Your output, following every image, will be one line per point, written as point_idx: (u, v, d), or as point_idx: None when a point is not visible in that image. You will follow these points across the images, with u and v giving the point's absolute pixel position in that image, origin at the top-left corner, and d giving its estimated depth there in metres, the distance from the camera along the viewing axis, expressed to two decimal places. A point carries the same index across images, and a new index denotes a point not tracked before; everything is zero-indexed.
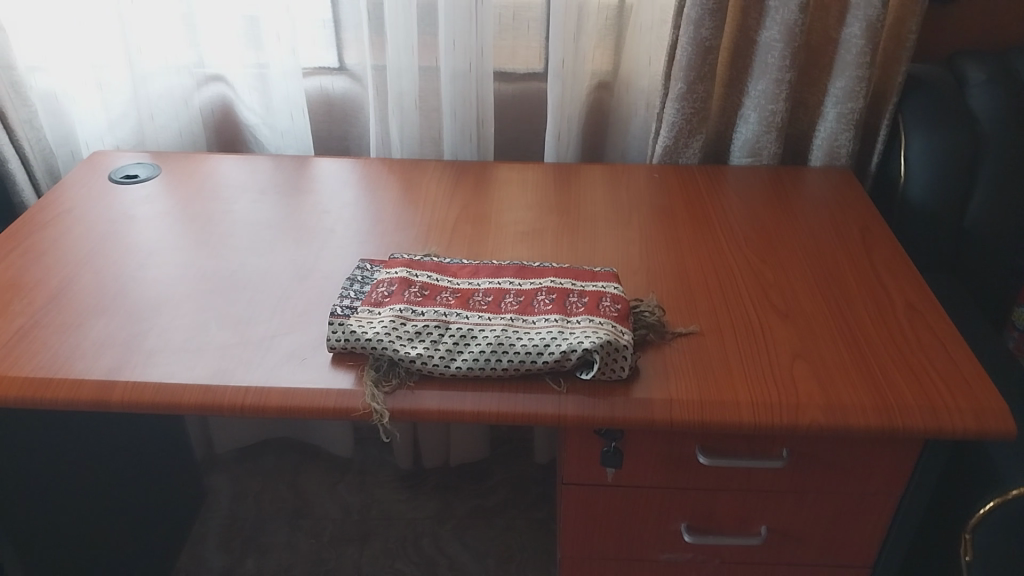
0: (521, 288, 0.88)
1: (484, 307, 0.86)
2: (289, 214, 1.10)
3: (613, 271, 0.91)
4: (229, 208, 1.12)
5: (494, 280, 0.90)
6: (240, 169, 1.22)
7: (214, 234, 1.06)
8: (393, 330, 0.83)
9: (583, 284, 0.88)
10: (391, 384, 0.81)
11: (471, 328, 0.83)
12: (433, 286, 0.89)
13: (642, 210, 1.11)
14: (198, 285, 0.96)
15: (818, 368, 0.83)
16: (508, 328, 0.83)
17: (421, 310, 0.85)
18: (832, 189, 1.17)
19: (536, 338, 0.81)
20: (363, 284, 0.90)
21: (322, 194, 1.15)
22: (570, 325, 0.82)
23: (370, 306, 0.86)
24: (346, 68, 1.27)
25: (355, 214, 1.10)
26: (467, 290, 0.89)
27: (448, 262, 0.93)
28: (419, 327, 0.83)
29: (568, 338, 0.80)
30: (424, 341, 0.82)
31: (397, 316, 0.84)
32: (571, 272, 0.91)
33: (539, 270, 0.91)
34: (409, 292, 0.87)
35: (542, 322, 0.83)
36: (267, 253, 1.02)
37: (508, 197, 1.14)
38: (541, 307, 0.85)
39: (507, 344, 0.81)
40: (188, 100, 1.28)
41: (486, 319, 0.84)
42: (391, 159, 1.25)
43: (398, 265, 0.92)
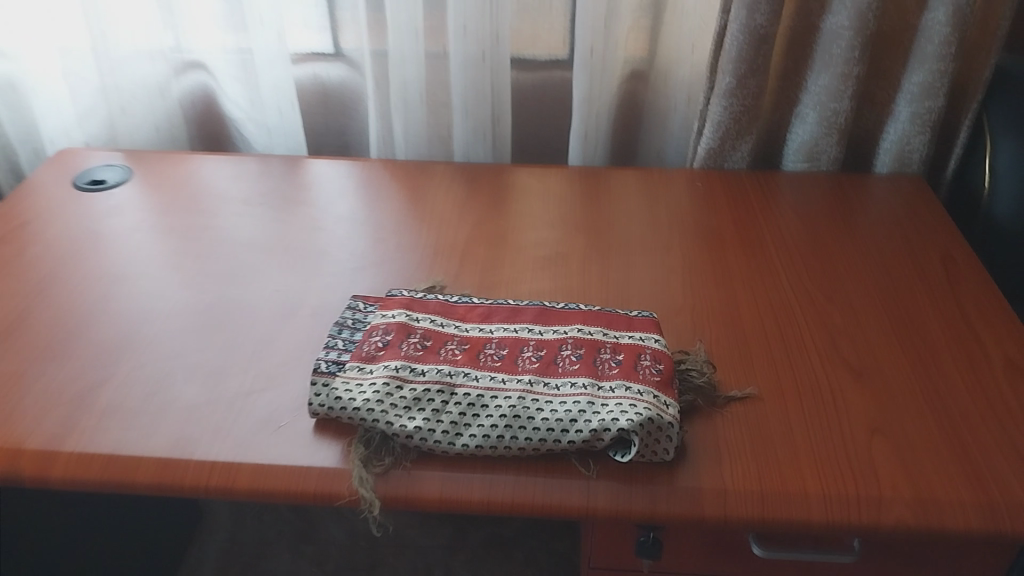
0: (542, 339, 0.74)
1: (497, 365, 0.71)
2: (274, 228, 0.96)
3: (653, 317, 0.76)
4: (207, 221, 0.97)
5: (509, 328, 0.75)
6: (223, 171, 1.07)
7: (187, 254, 0.91)
8: (386, 396, 0.68)
9: (615, 335, 0.74)
10: (384, 464, 0.67)
11: (481, 393, 0.68)
12: (437, 335, 0.74)
13: (684, 228, 0.96)
14: (163, 321, 0.81)
15: (902, 449, 0.68)
16: (525, 395, 0.68)
17: (422, 369, 0.70)
18: (899, 202, 1.01)
19: (560, 410, 0.67)
20: (354, 332, 0.76)
21: (314, 205, 1.00)
22: (600, 394, 0.68)
23: (360, 363, 0.72)
24: (342, 54, 1.11)
25: (351, 230, 0.96)
26: (478, 341, 0.74)
27: (456, 301, 0.79)
28: (418, 392, 0.69)
29: (599, 412, 0.66)
30: (424, 410, 0.68)
31: (392, 377, 0.70)
32: (601, 318, 0.76)
33: (563, 314, 0.77)
34: (408, 345, 0.73)
35: (566, 388, 0.68)
36: (247, 279, 0.87)
37: (527, 211, 0.99)
38: (566, 366, 0.71)
39: (524, 418, 0.67)
40: (165, 91, 1.13)
41: (499, 381, 0.69)
42: (394, 161, 1.10)
43: (396, 307, 0.77)
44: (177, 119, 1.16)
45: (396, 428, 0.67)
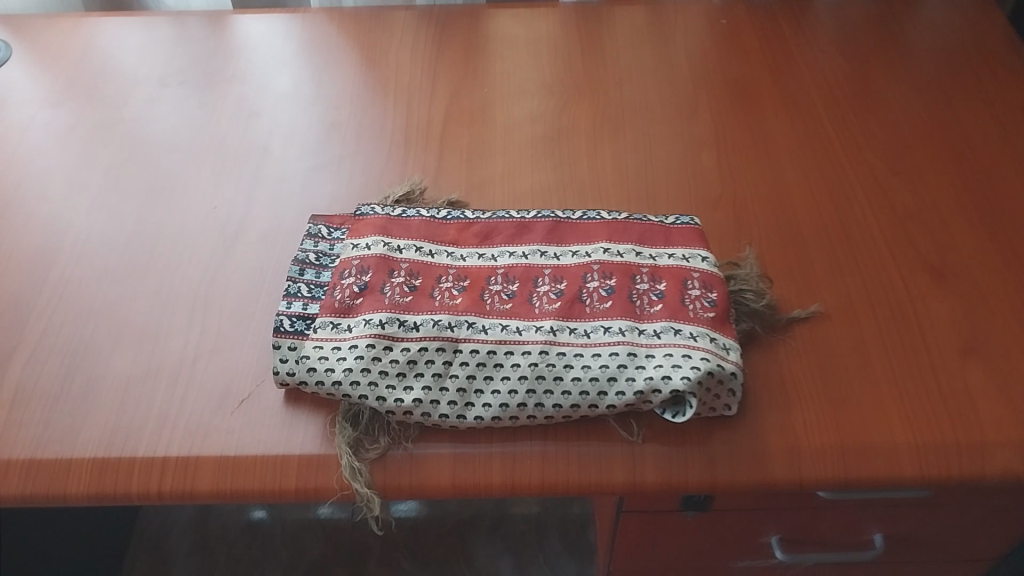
0: (560, 266, 0.59)
1: (508, 308, 0.56)
2: (202, 118, 0.77)
3: (694, 225, 0.61)
4: (115, 115, 0.77)
5: (517, 253, 0.60)
6: (128, 39, 0.86)
7: (95, 165, 0.73)
8: (372, 363, 0.54)
9: (651, 255, 0.59)
10: (380, 447, 0.54)
11: (492, 350, 0.54)
12: (427, 271, 0.59)
13: (710, 81, 0.78)
14: (76, 265, 0.66)
15: (1004, 375, 0.57)
16: (548, 348, 0.54)
17: (413, 321, 0.55)
18: (961, 29, 0.84)
19: (594, 368, 0.53)
20: (321, 272, 0.59)
21: (248, 82, 0.80)
22: (643, 340, 0.54)
23: (333, 319, 0.56)
24: None
25: (298, 114, 0.77)
26: (479, 274, 0.59)
27: (444, 218, 0.62)
28: (412, 354, 0.54)
29: (644, 367, 0.53)
30: (423, 378, 0.54)
31: (377, 336, 0.54)
32: (630, 231, 0.61)
33: (582, 228, 0.61)
34: (393, 289, 0.57)
35: (599, 334, 0.54)
36: (174, 196, 0.70)
37: (515, 73, 0.80)
38: (595, 304, 0.56)
39: (551, 380, 0.53)
40: None
41: (514, 331, 0.55)
42: (340, 9, 0.88)
43: (369, 232, 0.60)
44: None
45: (391, 404, 0.53)
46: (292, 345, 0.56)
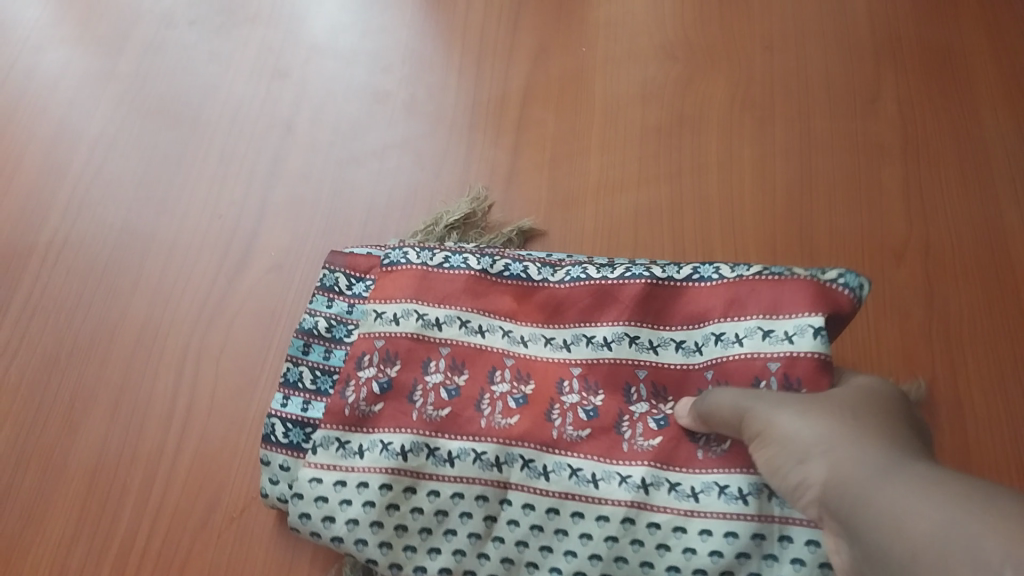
0: (659, 369, 0.40)
1: (582, 439, 0.39)
2: (213, 77, 0.60)
3: (851, 295, 0.36)
4: (108, 67, 0.61)
5: (596, 339, 0.41)
6: None
7: (80, 139, 0.58)
8: (386, 515, 0.38)
9: (786, 339, 0.37)
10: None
11: (554, 510, 0.38)
12: (477, 361, 0.41)
13: (901, 50, 0.56)
14: (44, 288, 0.51)
15: None
16: (634, 517, 0.37)
17: (446, 450, 0.39)
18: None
19: (699, 555, 0.36)
20: (333, 351, 0.44)
21: (277, 24, 0.62)
22: (777, 513, 0.35)
23: (340, 437, 0.40)
24: None
25: (335, 76, 0.59)
26: (550, 370, 0.41)
27: (502, 276, 0.43)
28: (442, 503, 0.38)
29: (775, 559, 0.35)
30: (456, 537, 0.38)
31: (394, 474, 0.38)
32: (756, 296, 0.38)
33: (687, 295, 0.40)
34: (424, 393, 0.40)
35: (711, 497, 0.36)
36: (171, 194, 0.54)
37: (625, 24, 0.59)
38: (708, 444, 0.37)
39: (636, 566, 0.36)
40: None
41: (588, 481, 0.38)
42: None
43: (398, 297, 0.42)
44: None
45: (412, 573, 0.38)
46: (286, 463, 0.41)
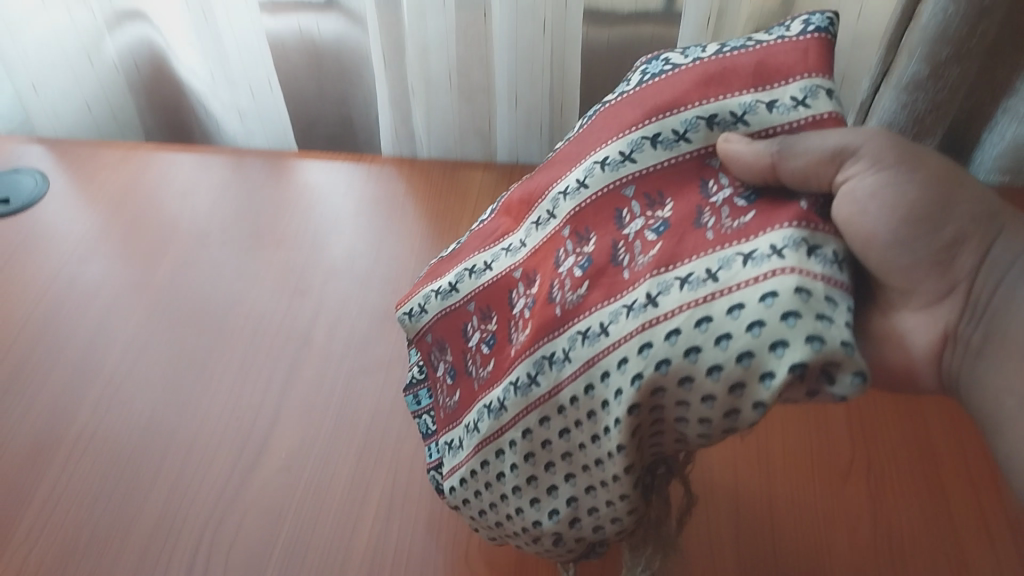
0: (643, 176, 0.39)
1: (581, 291, 0.38)
2: (237, 293, 0.67)
3: (826, 36, 0.37)
4: (144, 278, 0.69)
5: (571, 189, 0.41)
6: (175, 178, 0.78)
7: (113, 341, 0.64)
8: (499, 482, 0.43)
9: (799, 105, 0.37)
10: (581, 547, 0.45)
11: (589, 387, 0.37)
12: (495, 304, 0.46)
13: None
14: (70, 479, 0.55)
15: None
16: (652, 339, 0.34)
17: (500, 400, 0.42)
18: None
19: (738, 336, 0.32)
20: (416, 394, 0.54)
21: (299, 249, 0.70)
22: (815, 269, 0.32)
23: (447, 438, 0.48)
24: (336, 3, 0.83)
25: (349, 297, 0.66)
26: (549, 249, 0.42)
27: (490, 215, 0.50)
28: (524, 448, 0.41)
29: (830, 317, 0.31)
30: (558, 465, 0.41)
31: (481, 448, 0.43)
32: (734, 72, 0.38)
33: (646, 96, 0.40)
34: (473, 357, 0.47)
35: (734, 269, 0.33)
36: (195, 394, 0.60)
37: None
38: (724, 223, 0.35)
39: (677, 386, 0.34)
40: (93, 56, 0.89)
41: (600, 333, 0.37)
42: (413, 162, 0.78)
43: (417, 293, 0.51)
44: (109, 87, 0.92)
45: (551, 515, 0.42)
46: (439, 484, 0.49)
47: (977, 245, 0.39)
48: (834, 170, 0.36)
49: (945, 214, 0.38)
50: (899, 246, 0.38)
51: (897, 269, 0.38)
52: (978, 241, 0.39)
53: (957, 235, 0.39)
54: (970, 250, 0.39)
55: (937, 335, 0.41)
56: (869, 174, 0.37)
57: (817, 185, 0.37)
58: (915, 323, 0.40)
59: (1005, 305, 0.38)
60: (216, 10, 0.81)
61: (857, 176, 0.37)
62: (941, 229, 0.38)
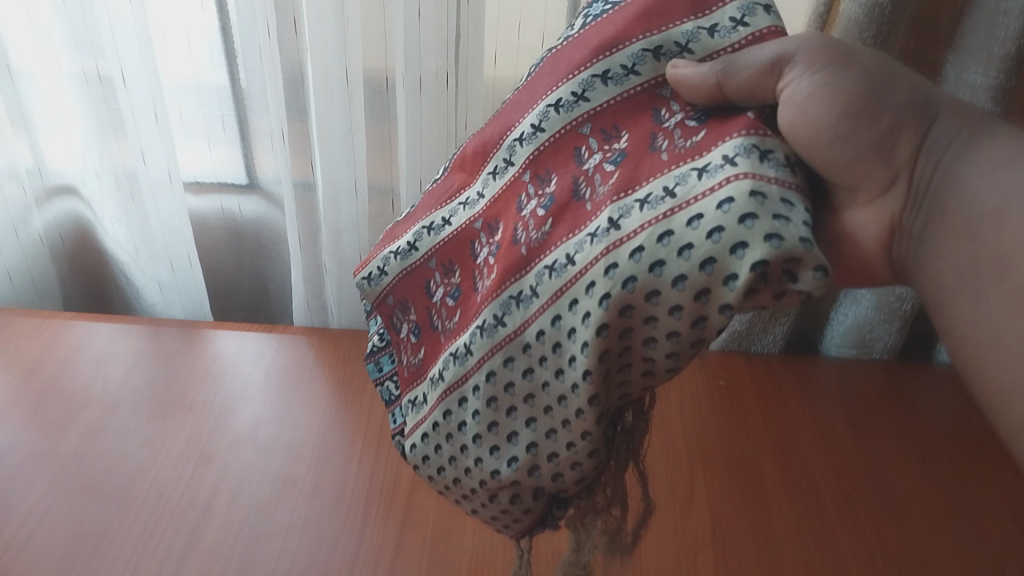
0: (599, 115, 0.40)
1: (547, 226, 0.40)
2: (143, 461, 0.69)
3: None
4: (48, 448, 0.70)
5: (527, 135, 0.42)
6: (91, 346, 0.81)
7: (12, 511, 0.64)
8: (462, 431, 0.44)
9: (738, 25, 0.39)
10: (540, 504, 0.47)
11: (557, 317, 0.39)
12: (458, 256, 0.46)
13: (704, 460, 0.71)
14: None
15: None
16: (616, 260, 0.35)
17: (465, 346, 0.43)
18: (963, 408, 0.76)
19: (699, 246, 0.33)
20: (381, 362, 0.54)
21: (207, 416, 0.74)
22: (768, 173, 0.33)
23: (411, 395, 0.49)
24: (258, 186, 0.92)
25: (253, 463, 0.70)
26: (510, 196, 0.43)
27: (446, 175, 0.50)
28: (487, 393, 0.42)
29: (787, 217, 0.32)
30: (520, 410, 0.42)
31: (445, 397, 0.44)
32: (674, 2, 0.39)
33: (591, 37, 0.41)
34: (437, 312, 0.47)
35: (690, 184, 0.34)
36: (90, 566, 0.61)
37: None
38: (677, 143, 0.37)
39: (644, 302, 0.35)
40: (20, 229, 0.93)
41: (566, 263, 0.38)
42: (322, 331, 0.84)
43: (376, 256, 0.50)
44: (33, 262, 0.96)
45: (512, 457, 0.43)
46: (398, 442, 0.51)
47: (914, 132, 0.39)
48: (773, 79, 0.37)
49: (880, 102, 0.38)
50: (844, 142, 0.38)
51: (843, 166, 0.39)
52: (914, 134, 0.39)
53: (893, 126, 0.39)
54: (909, 137, 0.39)
55: (886, 228, 0.41)
56: (807, 76, 0.37)
57: (762, 96, 0.38)
58: (866, 219, 0.41)
59: (944, 187, 0.39)
60: (144, 191, 0.88)
61: (796, 80, 0.37)
62: (876, 124, 0.39)
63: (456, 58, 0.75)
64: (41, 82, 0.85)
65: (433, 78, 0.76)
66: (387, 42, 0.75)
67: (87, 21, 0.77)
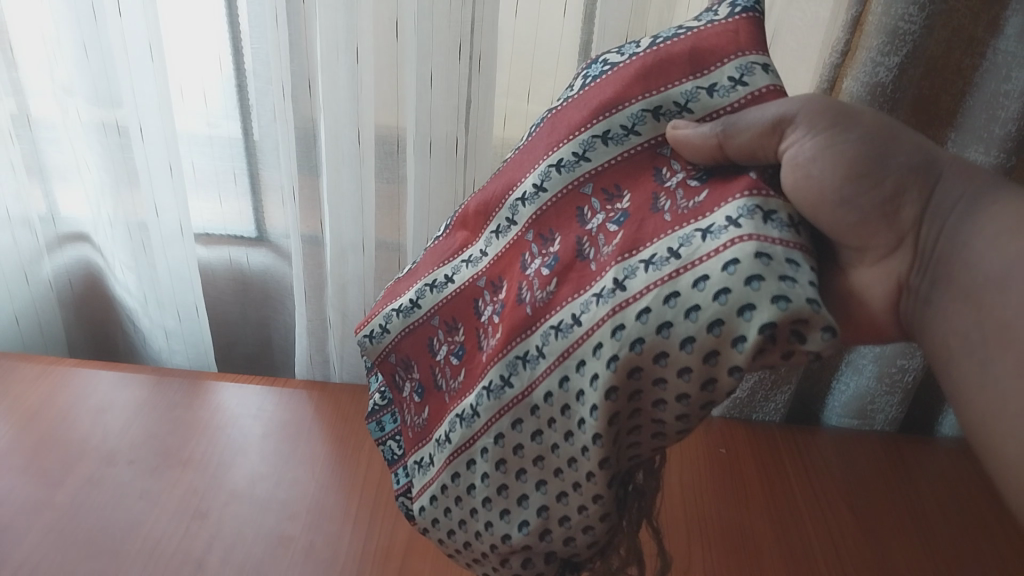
0: (602, 175, 0.40)
1: (553, 287, 0.40)
2: (139, 513, 0.69)
3: (753, 15, 0.39)
4: (45, 497, 0.70)
5: (528, 194, 0.43)
6: (93, 394, 0.81)
7: (6, 560, 0.64)
8: (470, 495, 0.44)
9: (737, 84, 0.39)
10: (552, 567, 0.46)
11: (565, 378, 0.39)
12: (461, 313, 0.46)
13: (705, 531, 0.71)
14: None
15: None
16: (623, 321, 0.36)
17: (472, 407, 0.43)
18: (961, 480, 0.76)
19: (706, 308, 0.33)
20: (382, 422, 0.54)
21: (206, 470, 0.74)
22: (772, 233, 0.33)
23: (416, 456, 0.48)
24: (267, 239, 0.93)
25: (248, 519, 0.69)
26: (514, 254, 0.44)
27: (446, 232, 0.51)
28: (495, 455, 0.42)
29: (793, 278, 0.32)
30: (529, 472, 0.42)
31: (453, 460, 0.44)
32: (672, 62, 0.39)
33: (590, 97, 0.41)
34: (442, 371, 0.47)
35: (695, 245, 0.35)
36: None
37: None
38: (680, 204, 0.37)
39: (653, 364, 0.35)
40: (29, 275, 0.93)
41: (572, 324, 0.38)
42: (324, 386, 0.84)
43: (378, 313, 0.50)
44: (42, 306, 0.97)
45: (523, 522, 0.43)
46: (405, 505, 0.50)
47: (918, 196, 0.40)
48: (775, 140, 0.38)
49: (882, 163, 0.39)
50: (850, 205, 0.39)
51: (849, 227, 0.40)
52: (919, 195, 0.40)
53: (897, 187, 0.39)
54: (913, 198, 0.40)
55: (893, 287, 0.42)
56: (810, 138, 0.38)
57: (764, 155, 0.38)
58: (872, 278, 0.42)
59: (950, 249, 0.39)
60: (154, 242, 0.89)
61: (799, 141, 0.38)
62: (879, 184, 0.39)
63: (467, 125, 0.77)
64: (60, 132, 0.87)
65: (443, 143, 0.77)
66: (399, 104, 0.77)
67: (108, 76, 0.79)
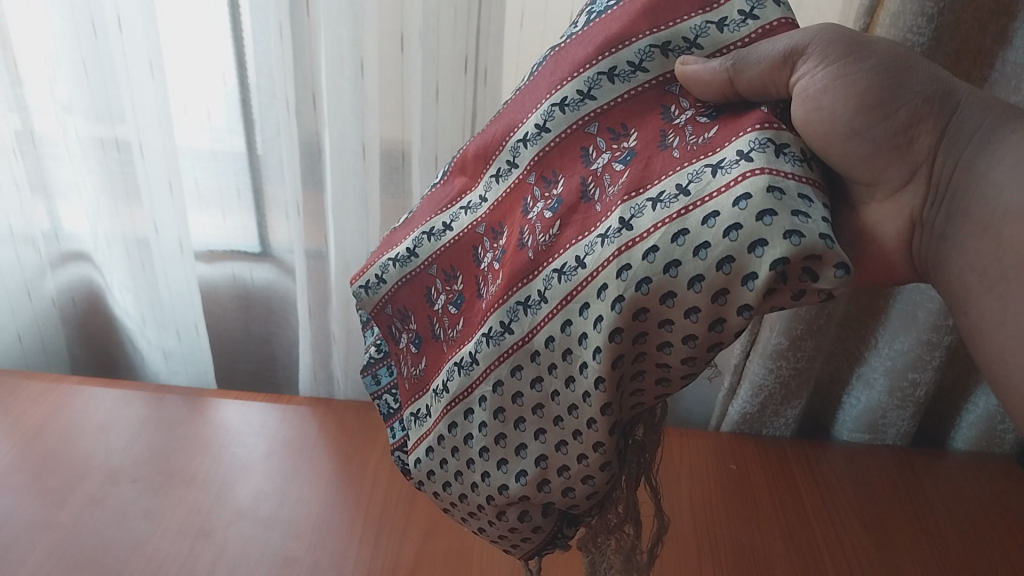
0: (607, 113, 0.39)
1: (556, 229, 0.39)
2: (142, 533, 0.68)
3: None
4: (47, 517, 0.69)
5: (531, 135, 0.41)
6: (96, 413, 0.80)
7: None
8: (469, 445, 0.43)
9: (747, 18, 0.38)
10: (551, 521, 0.46)
11: (567, 323, 0.38)
12: (462, 263, 0.46)
13: (715, 541, 0.70)
14: None
15: None
16: (629, 261, 0.34)
17: (472, 355, 0.42)
18: (975, 494, 0.75)
19: (716, 245, 0.32)
20: (378, 372, 0.53)
21: (208, 489, 0.73)
22: (784, 168, 0.32)
23: (414, 410, 0.48)
24: (271, 254, 0.93)
25: (252, 539, 0.68)
26: (516, 199, 0.43)
27: (444, 180, 0.49)
28: (495, 403, 0.41)
29: (805, 214, 0.31)
30: (528, 421, 0.41)
31: (450, 410, 0.43)
32: None
33: (594, 33, 0.40)
34: (440, 321, 0.47)
35: (704, 180, 0.33)
36: None
37: None
38: (688, 140, 0.36)
39: (659, 305, 0.34)
40: (32, 290, 0.94)
41: (575, 267, 0.37)
42: (330, 403, 0.83)
43: (374, 261, 0.49)
44: (44, 323, 0.97)
45: (522, 473, 0.42)
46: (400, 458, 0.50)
47: (934, 127, 0.38)
48: (785, 73, 0.37)
49: (897, 92, 0.37)
50: (863, 137, 0.37)
51: (860, 159, 0.38)
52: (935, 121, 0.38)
53: (912, 118, 0.38)
54: (928, 129, 0.38)
55: (906, 223, 0.40)
56: (821, 69, 0.37)
57: (775, 91, 0.37)
58: (886, 214, 0.40)
59: (965, 188, 0.37)
60: (157, 262, 0.88)
61: (811, 72, 0.37)
62: (893, 115, 0.38)
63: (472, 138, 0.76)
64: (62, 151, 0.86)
65: (449, 154, 0.77)
66: (402, 114, 0.76)
67: (111, 91, 0.79)
